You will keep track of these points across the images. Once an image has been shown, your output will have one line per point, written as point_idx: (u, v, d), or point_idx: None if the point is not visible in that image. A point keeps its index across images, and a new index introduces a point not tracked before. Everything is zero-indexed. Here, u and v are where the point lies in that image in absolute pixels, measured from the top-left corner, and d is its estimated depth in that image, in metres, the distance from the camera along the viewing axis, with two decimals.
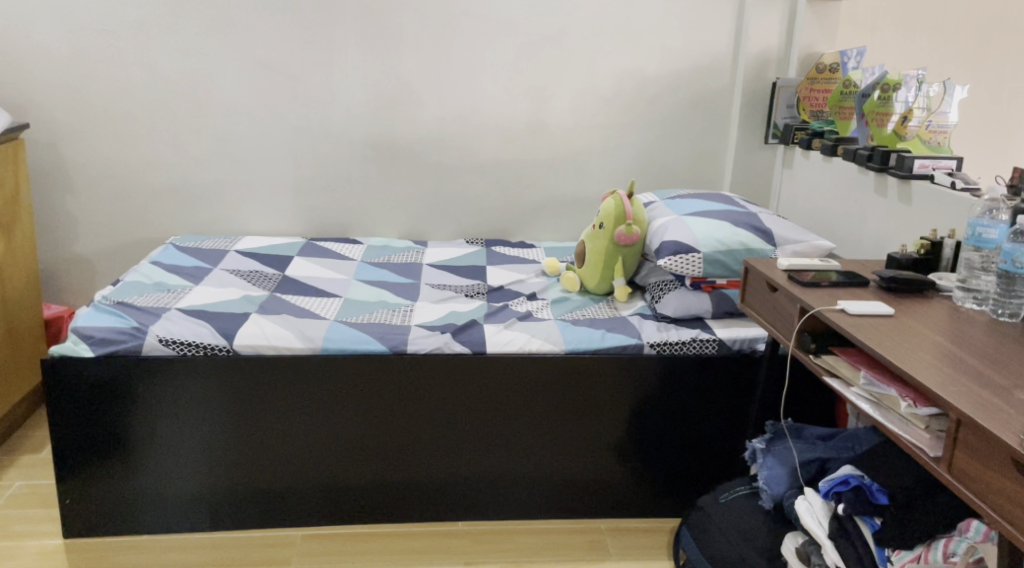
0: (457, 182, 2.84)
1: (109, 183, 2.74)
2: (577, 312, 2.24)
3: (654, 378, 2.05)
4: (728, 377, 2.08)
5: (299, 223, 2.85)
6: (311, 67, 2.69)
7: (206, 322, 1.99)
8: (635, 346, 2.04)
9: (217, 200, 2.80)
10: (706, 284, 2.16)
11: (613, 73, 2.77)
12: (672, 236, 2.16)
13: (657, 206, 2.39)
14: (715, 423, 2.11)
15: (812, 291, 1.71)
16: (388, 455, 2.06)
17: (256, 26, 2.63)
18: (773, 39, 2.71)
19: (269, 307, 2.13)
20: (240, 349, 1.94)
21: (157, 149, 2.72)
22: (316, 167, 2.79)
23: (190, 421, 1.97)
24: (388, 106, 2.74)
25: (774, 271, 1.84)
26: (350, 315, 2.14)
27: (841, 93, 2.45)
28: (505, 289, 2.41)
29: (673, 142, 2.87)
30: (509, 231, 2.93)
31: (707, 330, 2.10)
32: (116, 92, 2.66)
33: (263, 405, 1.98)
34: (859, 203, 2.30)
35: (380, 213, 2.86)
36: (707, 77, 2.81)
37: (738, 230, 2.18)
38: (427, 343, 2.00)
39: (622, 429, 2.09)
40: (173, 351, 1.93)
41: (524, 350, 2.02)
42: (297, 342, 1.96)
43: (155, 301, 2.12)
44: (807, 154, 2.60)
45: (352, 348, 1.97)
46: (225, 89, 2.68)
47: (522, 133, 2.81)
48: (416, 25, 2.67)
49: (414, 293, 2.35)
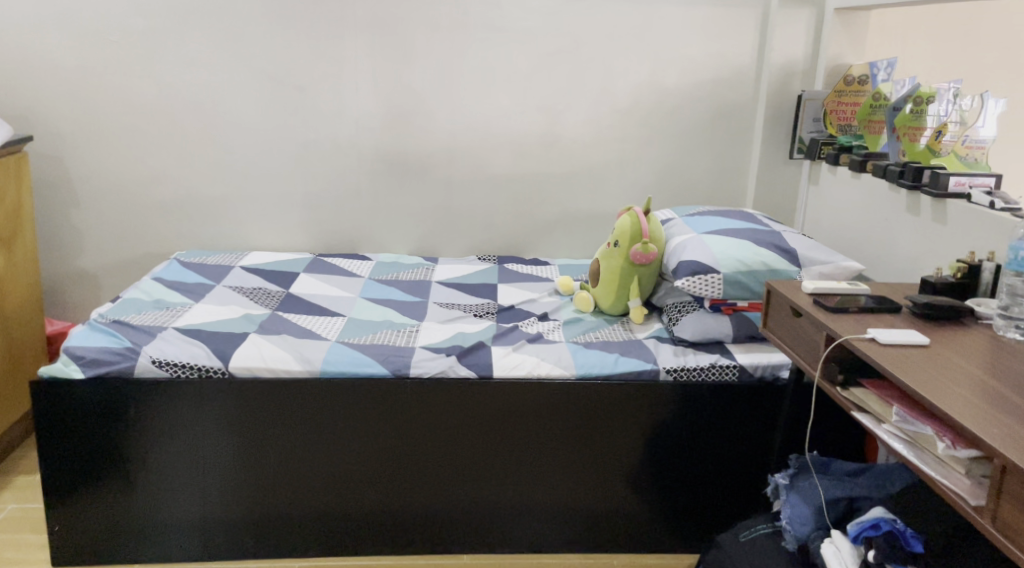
0: (469, 197, 2.75)
1: (115, 198, 2.69)
2: (590, 334, 2.14)
3: (671, 406, 1.95)
4: (750, 406, 1.96)
5: (307, 239, 2.78)
6: (320, 79, 2.62)
7: (202, 343, 1.91)
8: (649, 372, 1.94)
9: (223, 213, 2.73)
10: (726, 306, 2.05)
11: (630, 85, 2.67)
12: (690, 256, 2.07)
13: (675, 224, 2.28)
14: (736, 455, 2.00)
15: (839, 317, 1.60)
16: (392, 484, 1.96)
17: (264, 37, 2.57)
18: (798, 50, 2.60)
19: (269, 327, 2.05)
20: (235, 372, 1.86)
21: (163, 161, 2.67)
22: (324, 182, 2.72)
23: (184, 446, 1.89)
24: (398, 119, 2.67)
25: (798, 294, 1.73)
26: (352, 335, 2.05)
27: (870, 105, 2.34)
28: (516, 309, 2.32)
29: (693, 157, 2.76)
30: (523, 248, 2.83)
31: (728, 356, 1.99)
32: (122, 104, 2.61)
33: (261, 430, 1.90)
34: (890, 222, 2.18)
35: (390, 229, 2.78)
36: (729, 90, 2.70)
37: (760, 249, 2.07)
38: (431, 366, 1.91)
39: (639, 459, 1.99)
40: (166, 373, 1.85)
41: (533, 374, 1.93)
42: (295, 364, 1.88)
43: (152, 319, 2.05)
44: (834, 170, 2.48)
45: (353, 372, 1.88)
46: (232, 102, 2.62)
47: (536, 147, 2.72)
48: (427, 35, 2.59)
49: (421, 312, 2.26)
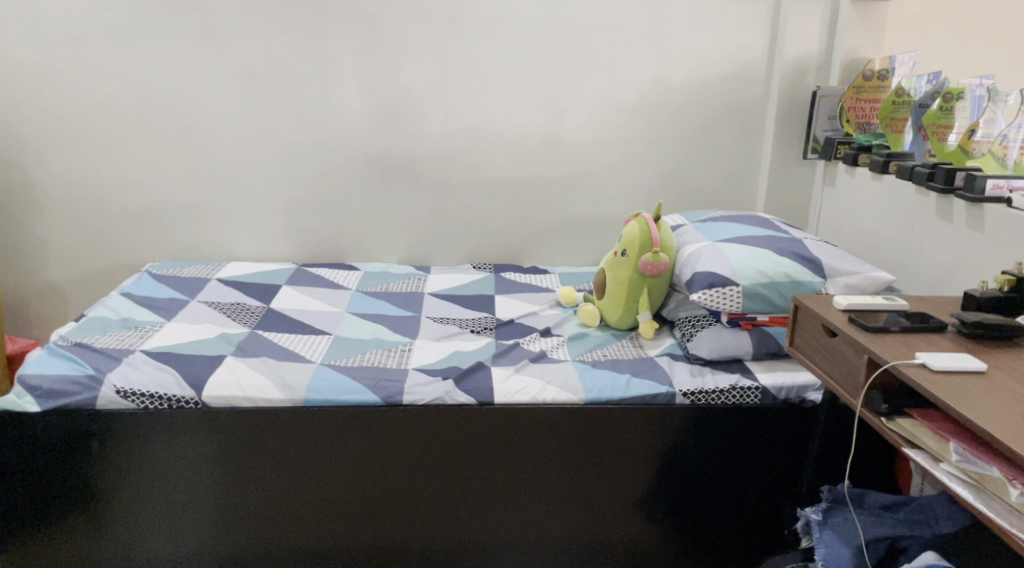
0: (463, 202, 2.58)
1: (83, 205, 2.50)
2: (597, 352, 1.98)
3: (687, 431, 1.79)
4: (773, 429, 1.81)
5: (289, 248, 2.60)
6: (302, 77, 2.44)
7: (171, 369, 1.73)
8: (665, 395, 1.77)
9: (199, 222, 2.55)
10: (745, 321, 1.89)
11: (635, 82, 2.51)
12: (706, 266, 1.91)
13: (686, 230, 2.12)
14: (759, 484, 1.84)
15: (880, 338, 1.44)
16: (383, 520, 1.79)
17: (243, 33, 2.39)
18: (813, 44, 2.44)
19: (248, 348, 1.87)
20: (209, 402, 1.69)
21: (134, 166, 2.48)
22: (308, 187, 2.54)
23: (155, 483, 1.72)
24: (388, 120, 2.49)
25: (830, 310, 1.57)
26: (338, 357, 1.88)
27: (892, 102, 2.17)
28: (516, 323, 2.15)
29: (701, 159, 2.59)
30: (521, 256, 2.67)
31: (748, 376, 1.83)
32: (87, 105, 2.42)
33: (241, 464, 1.72)
34: (917, 228, 2.03)
35: (378, 236, 2.60)
36: (739, 87, 2.54)
37: (781, 259, 1.91)
38: (426, 392, 1.73)
39: (652, 488, 1.82)
40: (132, 405, 1.67)
41: (538, 399, 1.76)
42: (276, 392, 1.70)
43: (118, 341, 1.87)
44: (853, 171, 2.32)
45: (340, 400, 1.71)
46: (208, 102, 2.44)
47: (535, 149, 2.55)
48: (417, 29, 2.42)
49: (413, 329, 2.08)
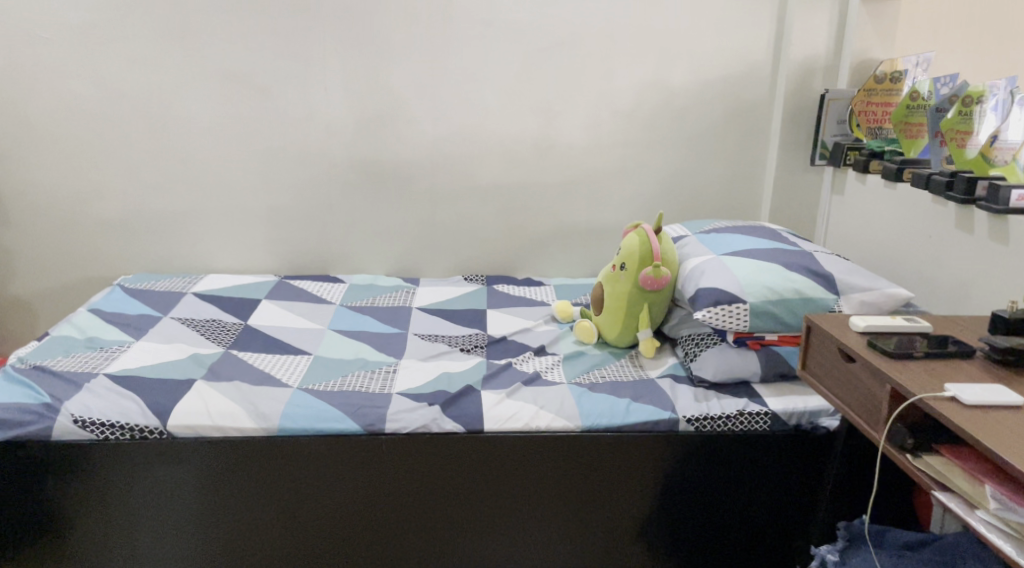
0: (453, 211, 2.46)
1: (53, 214, 2.38)
2: (594, 373, 1.85)
3: (691, 461, 1.67)
4: (782, 458, 1.69)
5: (271, 259, 2.48)
6: (283, 80, 2.31)
7: (135, 395, 1.61)
8: (667, 421, 1.65)
9: (175, 232, 2.42)
10: (753, 339, 1.77)
11: (634, 85, 2.38)
12: (710, 282, 1.78)
13: (688, 242, 2.00)
14: (767, 516, 1.71)
15: (903, 366, 1.32)
16: (364, 557, 1.66)
17: (220, 32, 2.26)
18: (820, 45, 2.32)
19: (219, 370, 1.75)
20: (175, 432, 1.56)
21: (106, 174, 2.36)
22: (290, 195, 2.41)
23: (115, 520, 1.59)
24: (373, 124, 2.37)
25: (846, 332, 1.45)
26: (317, 381, 1.75)
27: (906, 106, 2.06)
28: (508, 341, 2.03)
29: (703, 165, 2.47)
30: (514, 267, 2.54)
31: (756, 400, 1.71)
32: (56, 109, 2.30)
33: (209, 500, 1.60)
34: (934, 240, 1.90)
35: (364, 246, 2.48)
36: (743, 90, 2.41)
37: (790, 274, 1.79)
38: (411, 420, 1.61)
39: (653, 521, 1.70)
40: (91, 435, 1.55)
41: (531, 427, 1.63)
42: (248, 420, 1.58)
43: (81, 363, 1.75)
44: (863, 178, 2.20)
45: (317, 428, 1.58)
46: (184, 106, 2.31)
47: (529, 155, 2.43)
48: (404, 29, 2.29)
49: (399, 347, 1.96)
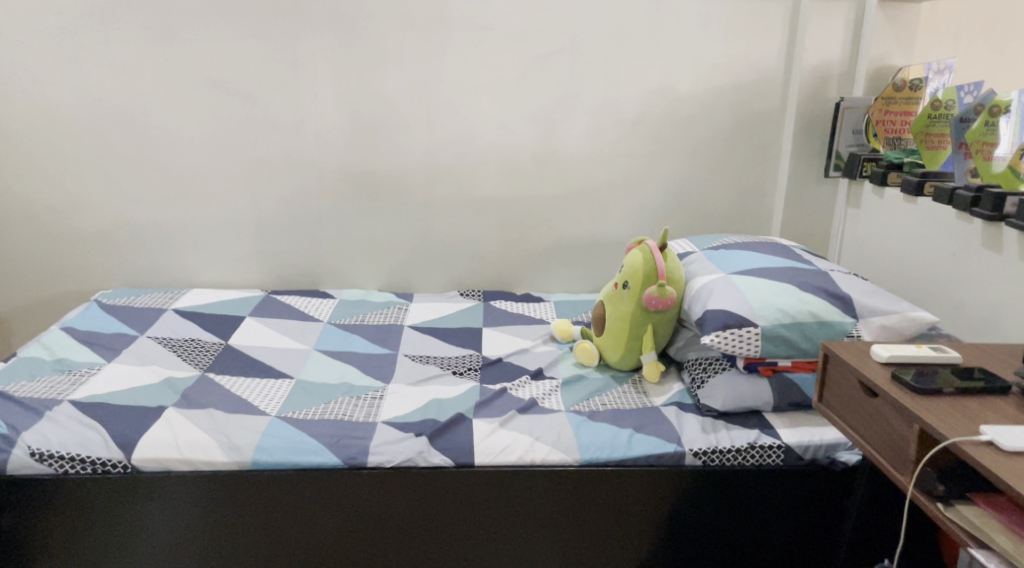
0: (449, 223, 2.35)
1: (30, 226, 2.28)
2: (594, 399, 1.73)
3: (697, 498, 1.55)
4: (797, 495, 1.56)
5: (258, 272, 2.37)
6: (271, 87, 2.20)
7: (99, 425, 1.50)
8: (672, 455, 1.53)
9: (156, 245, 2.32)
10: (765, 365, 1.64)
11: (639, 92, 2.27)
12: (719, 303, 1.67)
13: (696, 260, 1.88)
14: (780, 558, 1.59)
15: (933, 403, 1.19)
16: None
17: (204, 36, 2.15)
18: (836, 50, 2.20)
19: (193, 396, 1.64)
20: (140, 465, 1.46)
21: (85, 184, 2.26)
22: (278, 207, 2.30)
23: (77, 559, 1.49)
24: (365, 132, 2.26)
25: (868, 362, 1.32)
26: (297, 408, 1.64)
27: (927, 115, 1.93)
28: (504, 363, 1.91)
29: (711, 177, 2.35)
30: (513, 282, 2.43)
31: (769, 431, 1.59)
32: (33, 116, 2.20)
33: (179, 538, 1.49)
34: (959, 259, 1.79)
35: (356, 260, 2.37)
36: (753, 97, 2.30)
37: (805, 295, 1.67)
38: (396, 453, 1.50)
39: (656, 562, 1.58)
40: (49, 469, 1.44)
41: (525, 460, 1.52)
42: (219, 452, 1.47)
43: (45, 388, 1.64)
44: (881, 192, 2.08)
45: (294, 461, 1.47)
46: (167, 113, 2.21)
47: (528, 165, 2.31)
48: (398, 34, 2.18)
49: (387, 370, 1.85)
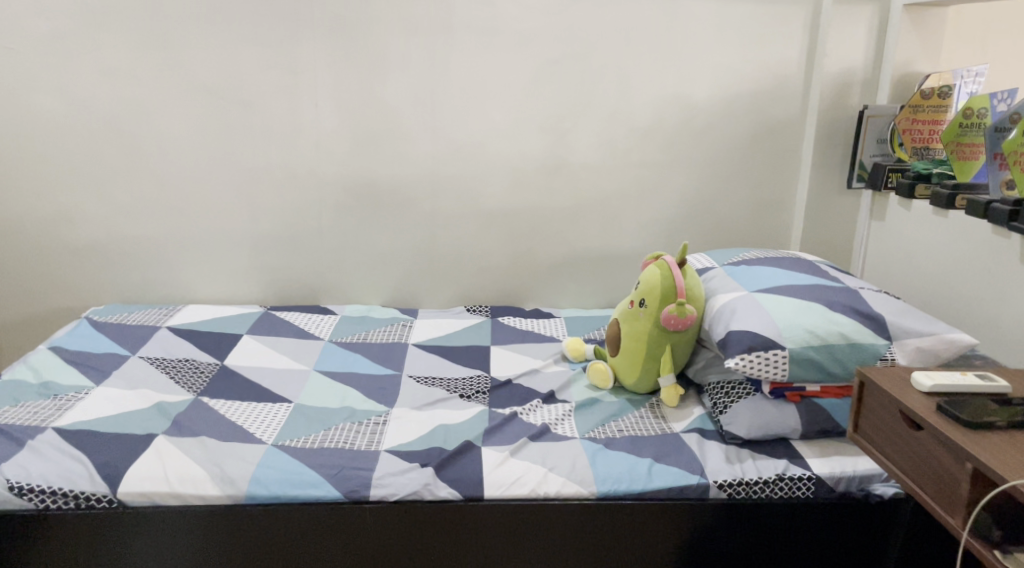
0: (454, 236, 2.26)
1: (19, 239, 2.19)
2: (609, 425, 1.63)
3: (721, 532, 1.45)
4: (828, 530, 1.47)
5: (256, 286, 2.28)
6: (270, 95, 2.12)
7: (83, 456, 1.41)
8: (696, 487, 1.43)
9: (150, 258, 2.23)
10: (792, 391, 1.55)
11: (652, 100, 2.18)
12: (743, 324, 1.57)
13: (715, 276, 1.78)
14: None
15: (986, 440, 1.10)
16: None
17: (200, 43, 2.07)
18: (859, 56, 2.10)
19: (185, 423, 1.54)
20: (127, 500, 1.36)
21: (76, 196, 2.17)
22: (277, 219, 2.21)
23: None
24: (368, 142, 2.17)
25: (911, 392, 1.22)
26: (295, 434, 1.54)
27: (958, 125, 1.83)
28: (513, 384, 1.81)
29: (728, 187, 2.26)
30: (521, 296, 2.33)
31: (797, 461, 1.49)
32: (22, 126, 2.11)
33: None
34: (994, 276, 1.69)
35: (358, 274, 2.28)
36: (772, 105, 2.20)
37: (834, 315, 1.57)
38: (400, 485, 1.40)
39: None
40: (29, 504, 1.35)
41: (538, 493, 1.42)
42: (211, 486, 1.38)
43: (29, 414, 1.55)
44: (908, 204, 1.99)
45: (291, 495, 1.38)
46: (161, 122, 2.12)
47: (537, 176, 2.22)
48: (403, 40, 2.10)
49: (391, 392, 1.75)
